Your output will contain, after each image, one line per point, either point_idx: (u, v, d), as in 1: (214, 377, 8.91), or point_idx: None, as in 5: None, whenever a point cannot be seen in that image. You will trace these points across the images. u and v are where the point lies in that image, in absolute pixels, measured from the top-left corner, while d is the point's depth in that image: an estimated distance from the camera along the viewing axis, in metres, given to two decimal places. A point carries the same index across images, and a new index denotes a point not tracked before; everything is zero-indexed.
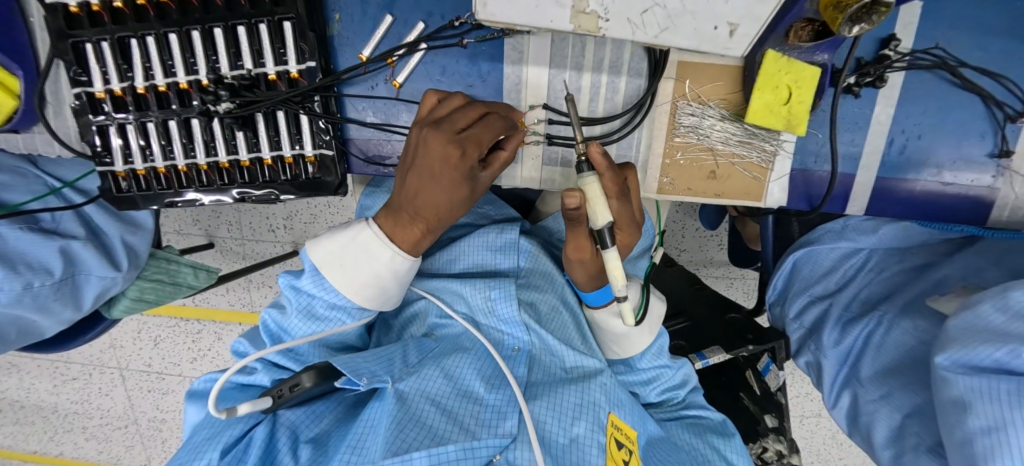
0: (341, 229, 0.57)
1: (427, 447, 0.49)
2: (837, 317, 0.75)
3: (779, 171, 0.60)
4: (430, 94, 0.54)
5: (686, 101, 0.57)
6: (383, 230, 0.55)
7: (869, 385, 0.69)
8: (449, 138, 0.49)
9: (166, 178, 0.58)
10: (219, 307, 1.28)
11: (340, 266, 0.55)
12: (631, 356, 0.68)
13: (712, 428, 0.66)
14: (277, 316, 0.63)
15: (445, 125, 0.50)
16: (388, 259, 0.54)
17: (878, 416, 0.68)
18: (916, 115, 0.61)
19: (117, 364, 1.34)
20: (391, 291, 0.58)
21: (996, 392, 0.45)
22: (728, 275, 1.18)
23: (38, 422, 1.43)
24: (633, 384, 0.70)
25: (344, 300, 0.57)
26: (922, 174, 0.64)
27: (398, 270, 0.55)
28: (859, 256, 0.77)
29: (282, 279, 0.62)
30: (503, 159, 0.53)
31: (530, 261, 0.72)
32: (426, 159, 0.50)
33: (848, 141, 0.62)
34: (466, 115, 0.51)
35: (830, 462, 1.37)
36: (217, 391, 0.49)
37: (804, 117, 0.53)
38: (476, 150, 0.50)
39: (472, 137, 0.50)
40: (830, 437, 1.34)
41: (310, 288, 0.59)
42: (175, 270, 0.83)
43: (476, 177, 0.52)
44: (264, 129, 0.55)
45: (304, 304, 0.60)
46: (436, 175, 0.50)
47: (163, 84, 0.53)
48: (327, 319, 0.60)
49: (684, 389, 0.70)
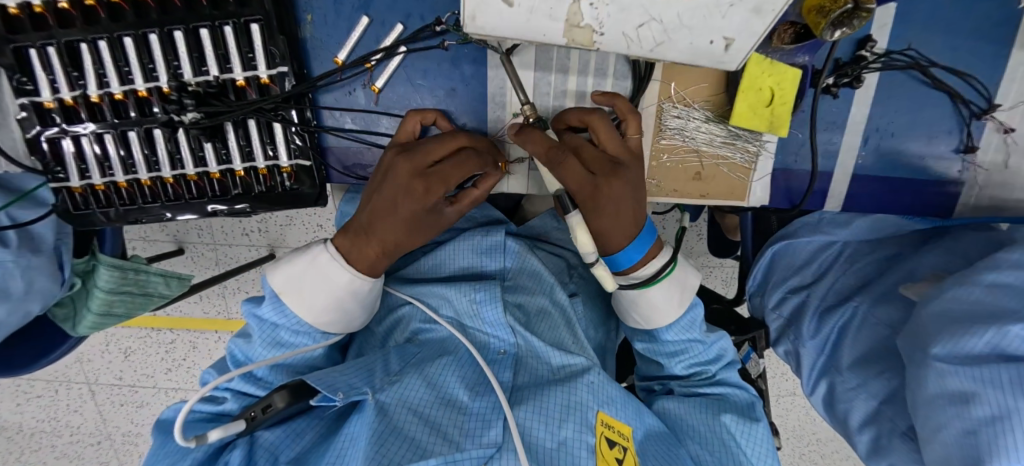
0: (299, 254, 0.56)
1: (409, 461, 0.47)
2: (816, 309, 0.77)
3: (761, 171, 0.60)
4: (411, 115, 0.53)
5: (672, 104, 0.57)
6: (337, 249, 0.55)
7: (847, 373, 0.71)
8: (416, 172, 0.49)
9: (128, 192, 0.56)
10: (192, 315, 1.23)
11: (299, 292, 0.55)
12: (658, 329, 0.62)
13: (738, 408, 0.64)
14: (244, 344, 0.61)
15: (416, 157, 0.49)
16: (347, 282, 0.53)
17: (855, 403, 0.69)
18: (891, 114, 0.62)
19: (86, 379, 1.28)
20: (355, 317, 0.57)
21: (997, 381, 0.45)
22: (707, 265, 1.20)
23: (2, 444, 1.35)
24: (660, 354, 0.67)
25: (303, 326, 0.57)
26: (894, 170, 0.66)
27: (357, 293, 0.54)
28: (834, 249, 0.80)
29: (245, 308, 0.60)
30: (474, 196, 0.52)
31: (517, 262, 0.71)
32: (391, 188, 0.50)
33: (828, 139, 0.63)
34: (441, 148, 0.49)
35: (802, 437, 1.41)
36: (183, 418, 0.46)
37: (786, 118, 0.53)
38: (443, 188, 0.49)
39: (441, 174, 0.49)
40: (803, 413, 1.39)
41: (272, 317, 0.57)
42: (144, 280, 0.78)
43: (439, 212, 0.52)
44: (235, 138, 0.52)
45: (268, 333, 0.58)
46: (398, 205, 0.49)
47: (119, 92, 0.49)
48: (291, 345, 0.58)
49: (717, 364, 0.67)
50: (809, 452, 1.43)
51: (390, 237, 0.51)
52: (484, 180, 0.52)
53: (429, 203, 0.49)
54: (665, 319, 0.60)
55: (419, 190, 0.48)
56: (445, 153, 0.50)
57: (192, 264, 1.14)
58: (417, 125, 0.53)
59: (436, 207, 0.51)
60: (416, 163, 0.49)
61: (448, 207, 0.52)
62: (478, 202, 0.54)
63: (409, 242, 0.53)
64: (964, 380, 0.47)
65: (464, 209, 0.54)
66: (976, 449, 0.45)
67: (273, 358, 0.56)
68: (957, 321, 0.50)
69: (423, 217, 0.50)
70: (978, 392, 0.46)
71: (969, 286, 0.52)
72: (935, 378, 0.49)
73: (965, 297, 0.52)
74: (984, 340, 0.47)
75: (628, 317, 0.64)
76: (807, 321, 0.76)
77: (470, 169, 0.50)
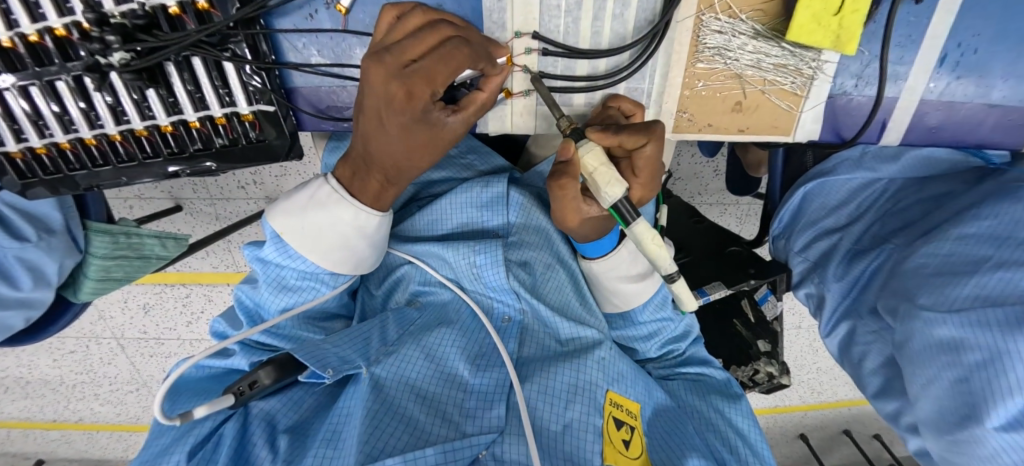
0: (294, 195, 0.48)
1: (405, 449, 0.44)
2: (849, 252, 0.70)
3: (816, 96, 0.52)
4: (387, 9, 0.42)
5: (714, 15, 0.47)
6: (341, 182, 0.47)
7: (869, 316, 0.66)
8: (391, 71, 0.39)
9: (74, 155, 0.49)
10: (202, 270, 1.15)
11: (299, 236, 0.47)
12: (633, 309, 0.62)
13: (718, 389, 0.63)
14: (250, 290, 0.55)
15: (390, 55, 0.39)
16: (352, 217, 0.46)
17: (874, 348, 0.65)
18: (978, 23, 0.50)
19: (112, 335, 1.25)
20: (365, 254, 0.49)
21: (987, 322, 0.48)
22: (722, 202, 1.09)
23: (49, 395, 1.38)
24: (635, 339, 0.65)
25: (312, 267, 0.50)
26: (972, 94, 0.54)
27: (365, 228, 0.47)
28: (875, 188, 0.71)
29: (246, 253, 0.54)
30: (479, 101, 0.43)
31: (521, 216, 0.63)
32: (370, 98, 0.41)
33: (898, 58, 0.52)
34: (421, 40, 0.39)
35: (804, 366, 1.39)
36: (162, 396, 0.42)
37: (858, 30, 0.43)
38: (427, 88, 0.39)
39: (422, 71, 0.38)
40: (807, 344, 1.34)
41: (277, 258, 0.50)
42: (138, 243, 0.72)
43: (439, 124, 0.42)
44: (181, 83, 0.44)
45: (273, 276, 0.51)
46: (382, 118, 0.40)
47: (32, 32, 0.39)
48: (301, 289, 0.52)
49: (686, 341, 0.66)
50: (808, 380, 1.43)
51: (387, 162, 0.44)
52: (487, 80, 0.44)
53: (416, 112, 0.40)
54: (640, 296, 0.61)
55: (399, 97, 0.39)
56: (428, 46, 0.39)
57: (192, 220, 1.05)
58: (395, 21, 0.42)
59: (429, 117, 0.40)
60: (390, 62, 0.39)
61: (450, 115, 0.42)
62: (486, 110, 0.44)
63: (413, 166, 0.45)
64: (959, 326, 0.50)
65: (473, 118, 0.43)
66: (973, 397, 0.48)
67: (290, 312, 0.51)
68: (940, 274, 0.55)
69: (415, 132, 0.41)
70: (967, 337, 0.49)
71: (940, 242, 0.57)
72: (926, 328, 0.52)
73: (938, 252, 0.56)
74: (968, 290, 0.51)
75: (603, 299, 0.64)
76: (836, 264, 0.70)
77: (459, 60, 0.39)
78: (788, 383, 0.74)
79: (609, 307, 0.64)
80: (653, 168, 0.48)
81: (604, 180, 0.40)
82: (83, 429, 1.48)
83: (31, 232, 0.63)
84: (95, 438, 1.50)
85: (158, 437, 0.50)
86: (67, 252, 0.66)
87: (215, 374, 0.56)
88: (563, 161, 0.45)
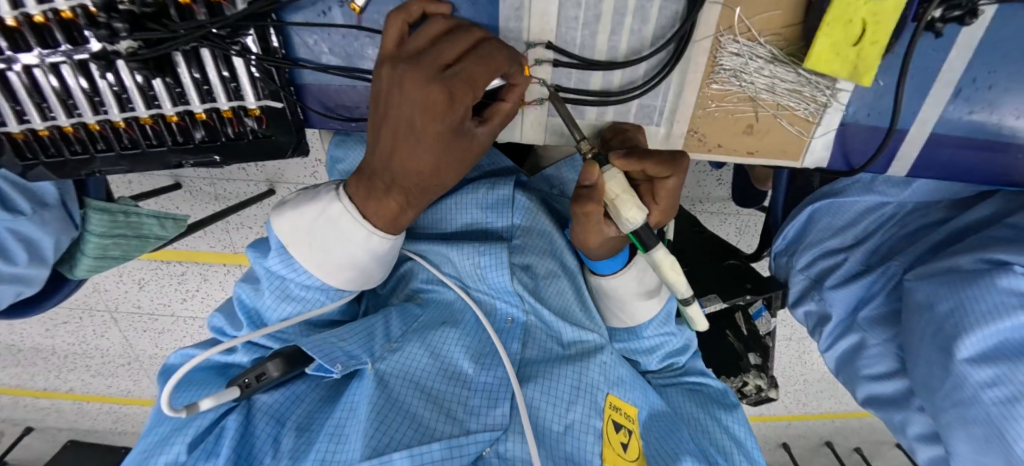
0: (306, 195, 0.47)
1: (409, 444, 0.44)
2: (845, 274, 0.71)
3: (825, 126, 0.53)
4: (395, 16, 0.41)
5: (733, 37, 0.47)
6: (353, 199, 0.45)
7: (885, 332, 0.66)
8: (430, 75, 0.38)
9: (77, 138, 0.49)
10: (199, 249, 1.14)
11: (309, 243, 0.46)
12: (639, 325, 0.62)
13: (713, 397, 0.63)
14: (251, 292, 0.54)
15: (427, 59, 0.38)
16: (363, 239, 0.45)
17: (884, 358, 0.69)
18: (999, 60, 0.49)
19: (106, 308, 1.24)
20: (374, 271, 0.49)
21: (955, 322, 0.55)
22: (724, 211, 1.08)
23: (41, 363, 1.38)
24: (634, 352, 0.64)
25: (316, 281, 0.48)
26: (982, 129, 0.54)
27: (377, 251, 0.46)
28: (881, 212, 0.71)
29: (250, 254, 0.53)
30: (505, 111, 0.44)
31: (527, 219, 0.63)
32: (399, 102, 0.39)
33: (913, 90, 0.51)
34: (455, 43, 0.39)
35: (792, 376, 1.40)
36: (169, 390, 0.41)
37: (875, 62, 0.42)
38: (468, 91, 0.38)
39: (464, 74, 0.38)
40: (796, 356, 1.35)
41: (280, 268, 0.49)
42: (137, 221, 0.71)
43: (469, 132, 0.42)
44: (188, 72, 0.44)
45: (276, 285, 0.50)
46: (414, 122, 0.39)
47: (38, 13, 0.39)
48: (302, 299, 0.51)
49: (685, 355, 0.66)
50: (794, 390, 1.44)
51: (414, 166, 0.42)
52: (510, 89, 0.44)
53: (455, 116, 0.39)
54: (645, 313, 0.60)
55: (441, 100, 0.37)
56: (461, 50, 0.40)
57: (191, 199, 1.03)
58: (405, 26, 0.41)
59: (465, 124, 0.40)
60: (428, 65, 0.38)
61: (478, 125, 0.42)
62: (509, 119, 0.45)
63: (441, 174, 0.43)
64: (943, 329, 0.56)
65: (497, 128, 0.44)
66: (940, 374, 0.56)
67: (299, 316, 0.51)
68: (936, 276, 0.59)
69: (449, 139, 0.40)
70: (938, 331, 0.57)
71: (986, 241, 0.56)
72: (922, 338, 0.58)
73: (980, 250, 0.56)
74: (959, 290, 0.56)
75: (609, 316, 0.64)
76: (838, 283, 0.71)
77: (496, 66, 0.40)
78: (773, 396, 0.75)
79: (613, 322, 0.63)
80: (671, 192, 0.50)
81: (626, 206, 0.43)
82: (73, 399, 1.48)
83: (25, 207, 0.61)
84: (85, 408, 1.50)
85: (157, 426, 0.50)
86: (63, 227, 0.65)
87: (221, 365, 0.56)
88: (588, 186, 0.46)
